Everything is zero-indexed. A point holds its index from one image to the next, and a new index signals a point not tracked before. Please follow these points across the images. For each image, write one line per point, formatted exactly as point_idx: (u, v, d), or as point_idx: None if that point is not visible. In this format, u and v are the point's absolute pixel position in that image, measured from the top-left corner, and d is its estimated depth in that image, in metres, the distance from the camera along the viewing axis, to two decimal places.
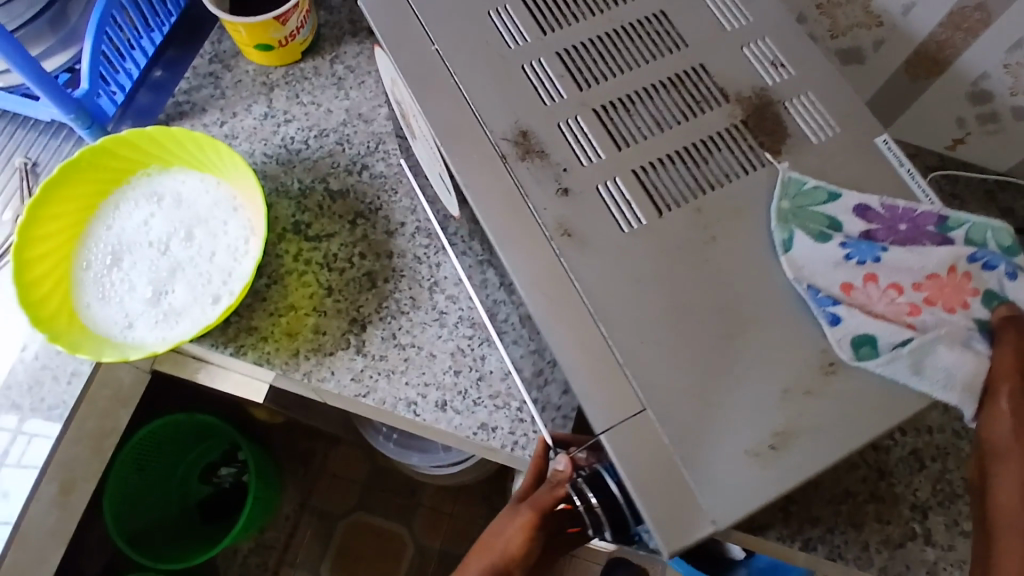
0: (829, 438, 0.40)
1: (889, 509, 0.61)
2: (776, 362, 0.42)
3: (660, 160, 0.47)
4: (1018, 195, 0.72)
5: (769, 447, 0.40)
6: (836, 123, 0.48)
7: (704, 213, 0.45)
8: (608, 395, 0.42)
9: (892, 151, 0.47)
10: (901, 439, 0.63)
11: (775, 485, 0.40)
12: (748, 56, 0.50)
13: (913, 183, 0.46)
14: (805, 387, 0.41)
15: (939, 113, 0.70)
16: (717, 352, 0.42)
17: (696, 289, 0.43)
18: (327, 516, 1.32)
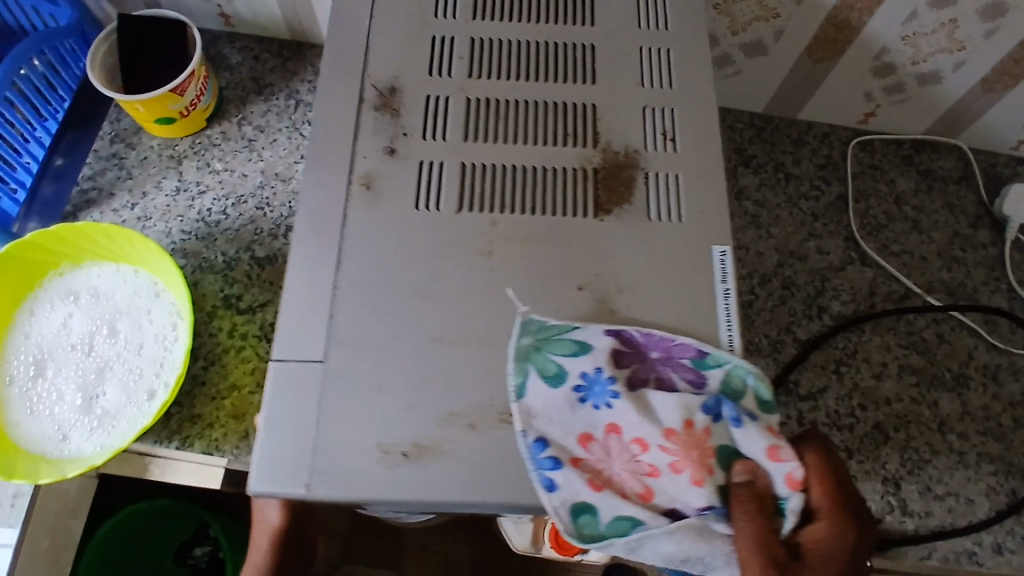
0: (460, 466, 0.38)
1: (862, 486, 0.61)
2: (541, 309, 0.41)
3: (494, 165, 0.45)
4: (933, 155, 0.75)
5: (403, 452, 0.38)
6: (681, 221, 0.44)
7: (496, 229, 0.43)
8: (303, 335, 0.41)
9: (722, 267, 0.42)
10: (863, 415, 0.63)
11: (432, 482, 0.38)
12: (645, 116, 0.47)
13: (723, 305, 0.42)
14: (473, 416, 0.39)
15: (847, 91, 0.71)
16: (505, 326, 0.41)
17: (481, 277, 0.42)
18: None
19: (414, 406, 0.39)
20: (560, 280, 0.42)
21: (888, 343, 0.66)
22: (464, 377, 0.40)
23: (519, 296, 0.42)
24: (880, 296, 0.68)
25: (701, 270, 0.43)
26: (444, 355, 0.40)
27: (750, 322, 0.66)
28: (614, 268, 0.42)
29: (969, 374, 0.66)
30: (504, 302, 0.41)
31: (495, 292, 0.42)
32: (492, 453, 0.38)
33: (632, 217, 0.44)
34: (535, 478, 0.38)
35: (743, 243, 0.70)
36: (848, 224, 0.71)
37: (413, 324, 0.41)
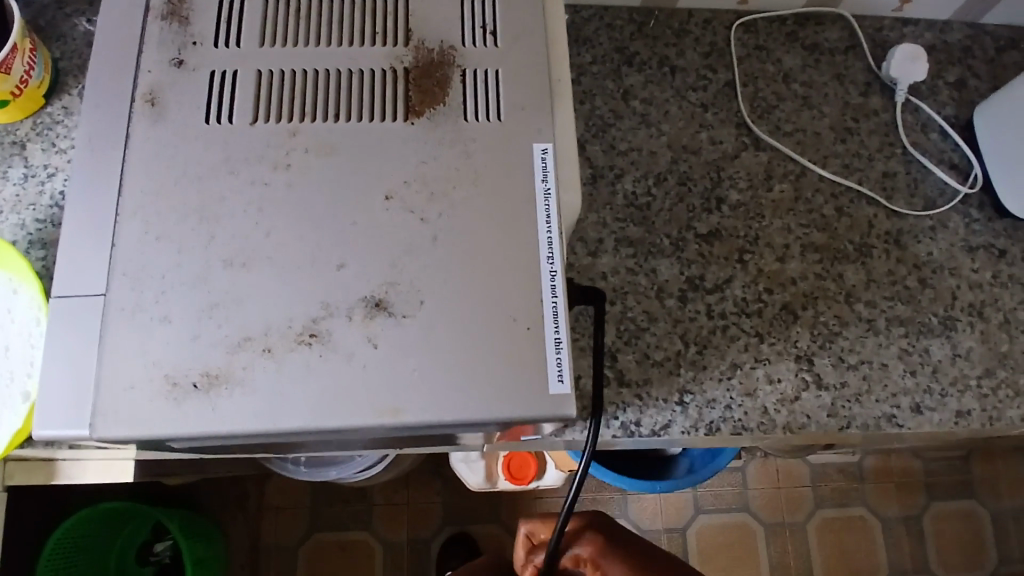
0: (252, 394, 0.34)
1: (775, 367, 0.61)
2: (353, 202, 0.37)
3: (295, 72, 0.40)
4: (817, 28, 0.73)
5: (192, 383, 0.34)
6: (501, 120, 0.39)
7: (299, 135, 0.38)
8: (85, 270, 0.36)
9: (545, 164, 0.38)
10: (769, 298, 0.63)
11: (239, 411, 0.34)
12: (465, 9, 0.41)
13: (544, 206, 0.37)
14: (267, 339, 0.35)
15: None
16: (332, 236, 0.36)
17: (291, 190, 0.37)
18: (284, 548, 1.28)
19: (202, 340, 0.35)
20: (357, 193, 0.37)
21: (788, 226, 0.66)
22: (275, 305, 0.35)
23: (324, 209, 0.37)
24: (776, 178, 0.67)
25: (523, 169, 0.38)
26: (247, 276, 0.36)
27: (650, 224, 0.65)
28: (423, 175, 0.38)
29: (872, 243, 0.66)
30: (304, 222, 0.37)
31: (299, 215, 0.37)
32: (284, 373, 0.34)
33: (444, 121, 0.39)
34: (338, 419, 0.33)
35: (634, 145, 0.67)
36: (738, 110, 0.69)
37: (204, 251, 0.36)
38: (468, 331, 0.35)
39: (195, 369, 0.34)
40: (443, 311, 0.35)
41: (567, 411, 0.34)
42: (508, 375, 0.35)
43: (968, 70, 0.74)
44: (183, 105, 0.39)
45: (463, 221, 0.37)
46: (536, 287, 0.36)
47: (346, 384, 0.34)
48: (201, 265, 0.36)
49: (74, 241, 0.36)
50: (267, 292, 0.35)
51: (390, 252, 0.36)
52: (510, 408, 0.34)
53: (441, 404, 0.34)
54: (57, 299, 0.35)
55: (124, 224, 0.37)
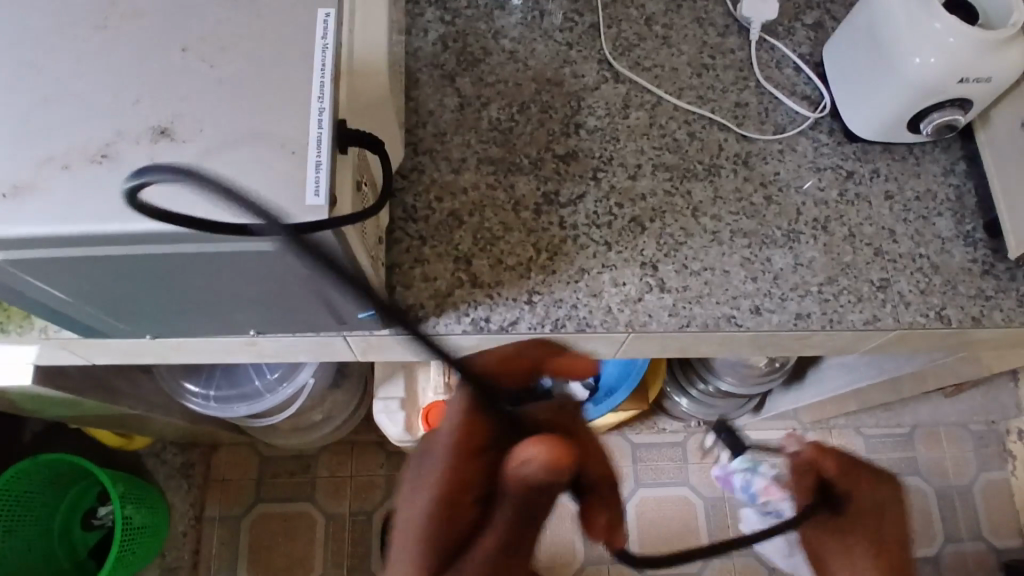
0: (50, 202, 0.39)
1: (621, 272, 0.66)
2: (153, 52, 0.42)
3: None
4: None
5: (0, 192, 0.39)
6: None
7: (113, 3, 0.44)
8: None
9: (325, 23, 0.43)
10: (620, 212, 0.68)
11: (39, 214, 0.39)
12: None
13: (321, 57, 0.43)
14: (66, 158, 0.40)
15: None
16: (132, 80, 0.42)
17: (102, 44, 0.43)
18: (229, 518, 1.31)
19: (11, 160, 0.40)
20: (159, 46, 0.43)
21: (642, 148, 0.71)
22: (77, 132, 0.40)
23: (129, 57, 0.42)
24: (633, 108, 0.72)
25: (304, 29, 0.43)
26: (55, 110, 0.41)
27: (511, 146, 0.70)
28: (217, 33, 0.43)
29: (720, 164, 0.71)
30: (109, 68, 0.42)
31: (107, 63, 0.42)
32: (77, 186, 0.39)
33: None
34: (123, 222, 0.39)
35: (502, 77, 0.73)
36: (601, 48, 0.75)
37: (22, 90, 0.42)
38: (240, 154, 0.40)
39: (3, 182, 0.40)
40: (218, 136, 0.40)
41: (318, 218, 0.39)
42: (269, 189, 0.39)
43: (827, 13, 0.79)
44: None
45: (250, 70, 0.42)
46: (304, 120, 0.41)
47: (128, 195, 0.39)
48: (16, 103, 0.41)
49: None
50: (71, 122, 0.41)
51: (179, 93, 0.41)
52: (270, 214, 0.39)
53: (210, 211, 0.39)
54: None
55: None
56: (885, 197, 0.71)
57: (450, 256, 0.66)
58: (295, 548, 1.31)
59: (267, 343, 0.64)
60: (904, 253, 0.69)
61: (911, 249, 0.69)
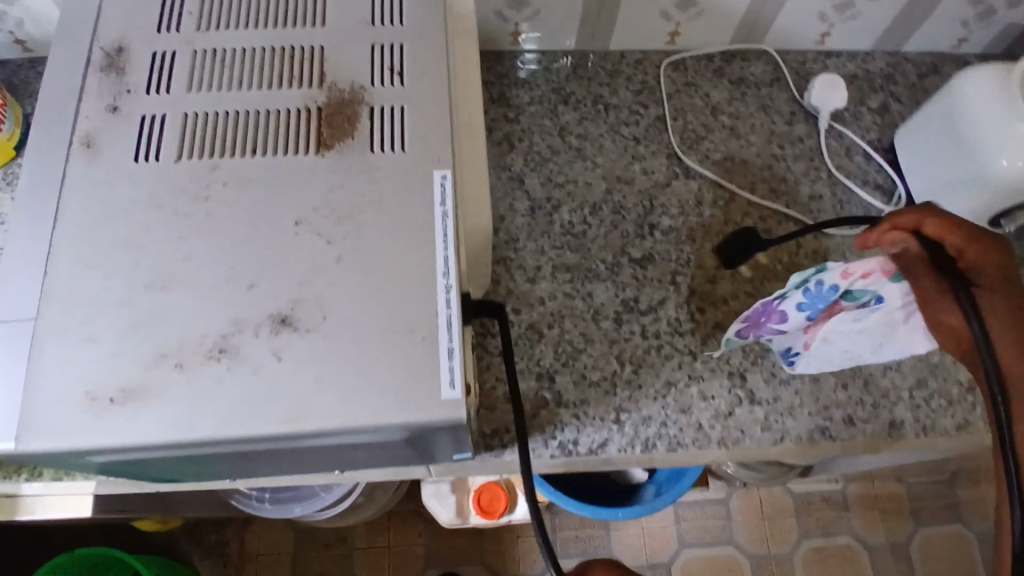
0: (168, 406, 0.36)
1: (709, 384, 0.64)
2: (266, 224, 0.40)
3: (217, 113, 0.43)
4: (744, 63, 0.77)
5: (110, 397, 0.37)
6: (405, 150, 0.42)
7: (220, 169, 0.41)
8: (19, 293, 0.39)
9: (444, 188, 0.41)
10: (702, 317, 0.66)
11: (157, 421, 0.36)
12: (376, 55, 0.45)
13: (443, 226, 0.41)
14: (180, 356, 0.37)
15: (645, 16, 0.72)
16: (247, 259, 0.39)
17: (211, 219, 0.40)
18: None
19: (122, 359, 0.37)
20: (270, 220, 0.40)
21: (718, 248, 0.69)
22: (192, 325, 0.38)
23: (240, 233, 0.40)
24: (707, 204, 0.71)
25: (422, 194, 0.41)
26: (164, 299, 0.38)
27: (585, 250, 0.68)
28: (330, 202, 0.41)
29: (799, 262, 0.69)
30: (220, 247, 0.40)
31: (219, 243, 0.40)
32: (196, 388, 0.37)
33: (352, 153, 0.42)
34: (250, 428, 0.36)
35: (571, 177, 0.71)
36: (669, 142, 0.73)
37: (128, 275, 0.39)
38: (368, 344, 0.38)
39: (114, 385, 0.37)
40: (344, 323, 0.38)
41: (457, 414, 0.36)
42: (403, 382, 0.37)
43: (890, 96, 0.78)
44: (117, 144, 0.42)
45: (373, 243, 0.40)
46: (432, 300, 0.39)
47: (253, 395, 0.37)
48: (122, 292, 0.39)
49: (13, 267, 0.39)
50: (182, 313, 0.38)
51: (296, 274, 0.39)
52: (405, 412, 0.36)
53: (342, 412, 0.36)
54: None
55: (53, 257, 0.39)
56: None
57: (532, 372, 0.63)
58: None
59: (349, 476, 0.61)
60: None
61: None
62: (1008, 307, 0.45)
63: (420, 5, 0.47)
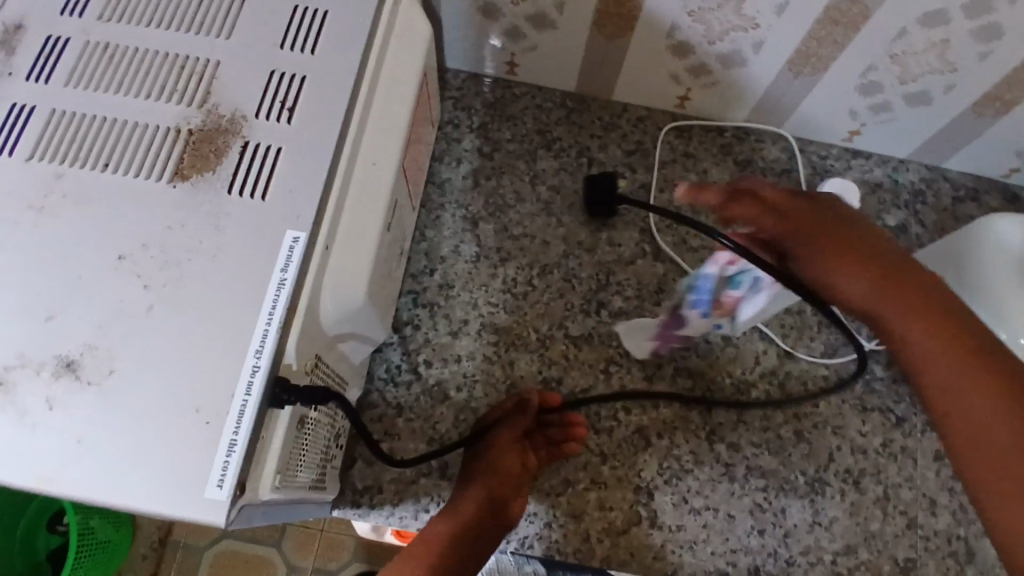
0: None
1: (610, 494, 0.58)
2: (90, 251, 0.37)
3: (86, 116, 0.40)
4: (756, 144, 0.70)
5: None
6: (265, 198, 0.38)
7: (66, 180, 0.38)
8: None
9: (291, 253, 0.37)
10: (625, 418, 0.60)
11: None
12: (273, 83, 0.41)
13: (274, 296, 0.36)
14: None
15: (653, 74, 0.66)
16: (55, 289, 0.36)
17: (37, 235, 0.37)
18: (191, 547, 1.28)
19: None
20: (95, 247, 0.37)
21: (667, 344, 0.62)
22: None
23: (60, 258, 0.36)
24: (668, 293, 0.64)
25: (265, 254, 0.37)
26: None
27: (522, 314, 0.63)
28: (163, 241, 0.37)
29: (753, 382, 0.62)
30: (33, 266, 0.36)
31: (34, 264, 0.36)
32: None
33: (208, 189, 0.38)
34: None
35: (529, 231, 0.65)
36: (646, 215, 0.66)
37: None
38: (144, 415, 0.34)
39: None
40: (129, 386, 0.34)
41: (215, 519, 0.33)
42: (172, 468, 0.33)
43: (912, 216, 0.69)
44: None
45: (193, 300, 0.36)
46: (231, 381, 0.34)
47: (13, 443, 0.33)
48: None
49: None
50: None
51: (102, 315, 0.35)
52: (160, 504, 0.33)
53: (94, 486, 0.33)
54: None
55: None
56: (934, 456, 0.62)
57: (425, 432, 0.59)
58: None
59: None
60: (940, 530, 0.60)
61: (951, 529, 0.59)
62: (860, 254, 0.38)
63: (341, 37, 0.42)
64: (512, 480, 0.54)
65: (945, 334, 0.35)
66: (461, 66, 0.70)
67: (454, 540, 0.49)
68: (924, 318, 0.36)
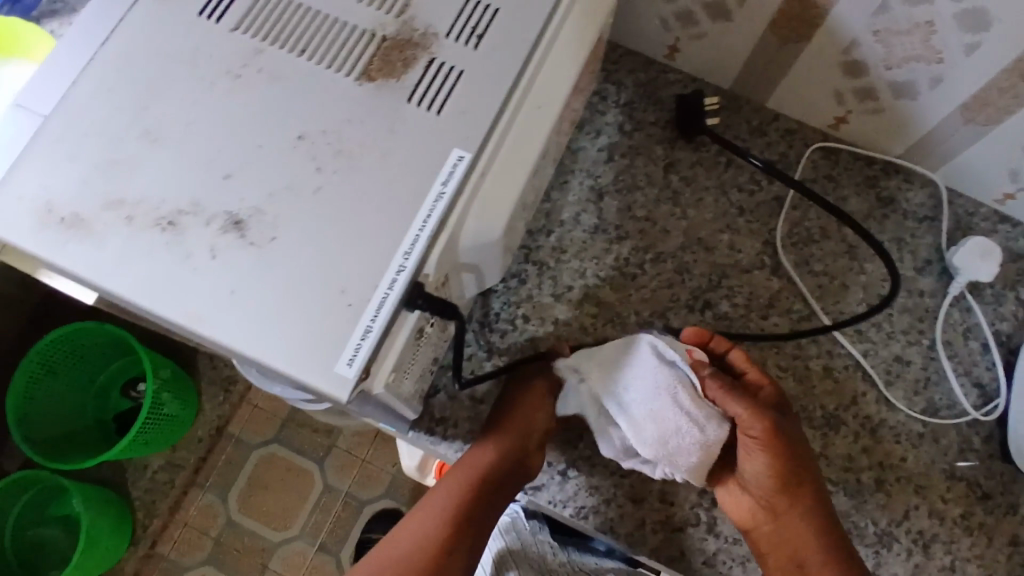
0: (98, 249, 0.37)
1: (675, 490, 0.57)
2: (272, 125, 0.39)
3: (291, 3, 0.42)
4: (903, 184, 0.68)
5: (63, 218, 0.38)
6: (439, 113, 0.39)
7: (262, 56, 0.40)
8: (42, 89, 0.40)
9: (453, 170, 0.38)
10: None
11: (84, 259, 0.37)
12: (467, 8, 0.42)
13: (430, 206, 0.38)
14: (134, 211, 0.37)
15: (816, 88, 0.64)
16: (237, 151, 0.38)
17: (228, 98, 0.39)
18: (244, 443, 1.36)
19: (86, 188, 0.38)
20: (279, 125, 0.39)
21: (764, 360, 0.61)
22: (158, 190, 0.38)
23: (246, 124, 0.39)
24: (777, 310, 0.63)
25: (430, 165, 0.38)
26: (148, 154, 0.38)
27: (626, 294, 0.63)
28: (340, 131, 0.39)
29: (844, 418, 0.61)
30: (220, 126, 0.39)
31: (223, 126, 0.39)
32: (129, 246, 0.37)
33: (389, 94, 0.40)
34: (154, 306, 0.36)
35: (652, 215, 0.65)
36: (774, 227, 0.65)
37: (133, 118, 0.39)
38: (294, 285, 0.36)
39: (73, 209, 0.38)
40: (285, 255, 0.37)
41: (340, 394, 0.35)
42: (306, 339, 0.35)
43: None
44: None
45: (358, 191, 0.38)
46: (378, 274, 0.36)
47: (174, 278, 0.36)
48: (120, 129, 0.39)
49: (50, 66, 0.41)
50: (156, 173, 0.38)
51: (273, 185, 0.38)
52: (291, 367, 0.35)
53: (237, 335, 0.36)
54: (15, 108, 0.40)
55: (87, 72, 0.40)
56: (1015, 542, 0.59)
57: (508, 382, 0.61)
58: (287, 500, 1.34)
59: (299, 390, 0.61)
60: None
61: None
62: (761, 443, 0.51)
63: None
64: (511, 463, 0.55)
65: (797, 492, 0.53)
66: (622, 41, 0.70)
67: (455, 510, 0.56)
68: (799, 485, 0.53)
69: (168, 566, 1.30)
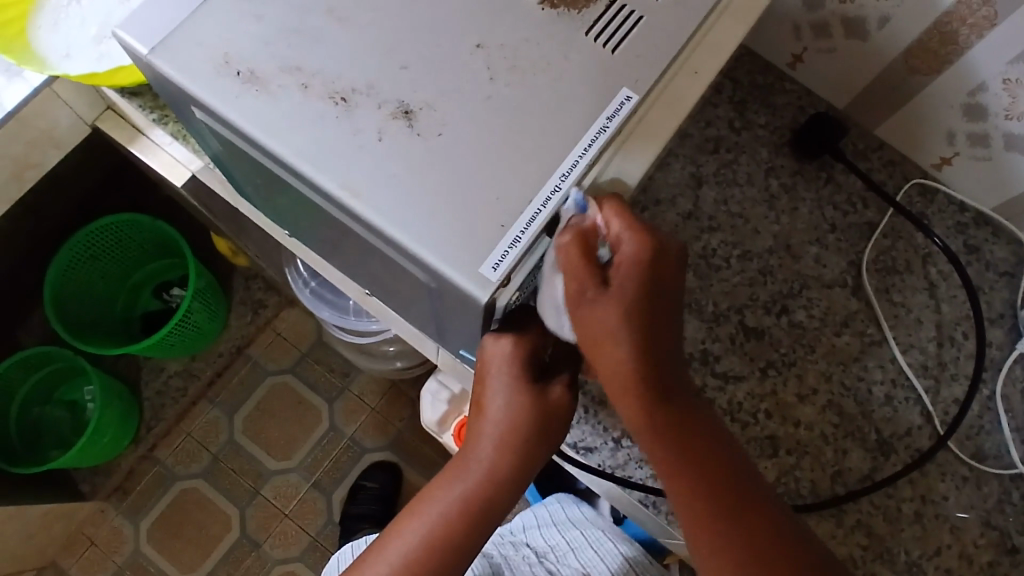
0: (270, 106, 0.38)
1: None
2: (453, 24, 0.40)
3: None
4: (992, 236, 0.68)
5: (239, 72, 0.39)
6: (613, 52, 0.40)
7: None
8: None
9: (618, 108, 0.39)
10: (763, 421, 0.61)
11: (255, 116, 0.38)
12: None
13: (591, 137, 0.39)
14: (310, 79, 0.38)
15: (931, 123, 0.64)
16: (418, 45, 0.39)
17: None
18: (259, 367, 1.37)
19: (266, 48, 0.39)
20: (459, 27, 0.40)
21: (828, 374, 0.63)
22: (337, 66, 0.38)
23: (429, 19, 0.39)
24: (850, 329, 0.64)
25: (596, 100, 0.39)
26: (329, 28, 0.39)
27: (708, 284, 0.64)
28: (518, 47, 0.40)
29: (896, 446, 0.61)
30: (405, 14, 0.39)
31: (406, 16, 0.39)
32: (300, 111, 0.38)
33: (569, 22, 0.40)
34: (316, 174, 0.37)
35: (744, 213, 0.66)
36: (862, 251, 0.66)
37: None
38: (454, 182, 0.37)
39: (247, 65, 0.39)
40: (448, 152, 0.37)
41: (481, 293, 0.36)
42: (456, 234, 0.36)
43: None
44: None
45: (529, 108, 0.39)
46: (534, 190, 0.37)
47: (339, 151, 0.37)
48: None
49: None
50: (336, 48, 0.39)
51: (447, 83, 0.38)
52: (439, 256, 0.36)
53: (391, 217, 0.37)
54: None
55: None
56: None
57: None
58: (290, 433, 1.34)
59: (374, 303, 0.63)
60: None
61: None
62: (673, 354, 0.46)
63: None
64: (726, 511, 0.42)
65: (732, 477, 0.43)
66: (747, 40, 0.71)
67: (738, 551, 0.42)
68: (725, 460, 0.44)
69: (162, 471, 1.31)
